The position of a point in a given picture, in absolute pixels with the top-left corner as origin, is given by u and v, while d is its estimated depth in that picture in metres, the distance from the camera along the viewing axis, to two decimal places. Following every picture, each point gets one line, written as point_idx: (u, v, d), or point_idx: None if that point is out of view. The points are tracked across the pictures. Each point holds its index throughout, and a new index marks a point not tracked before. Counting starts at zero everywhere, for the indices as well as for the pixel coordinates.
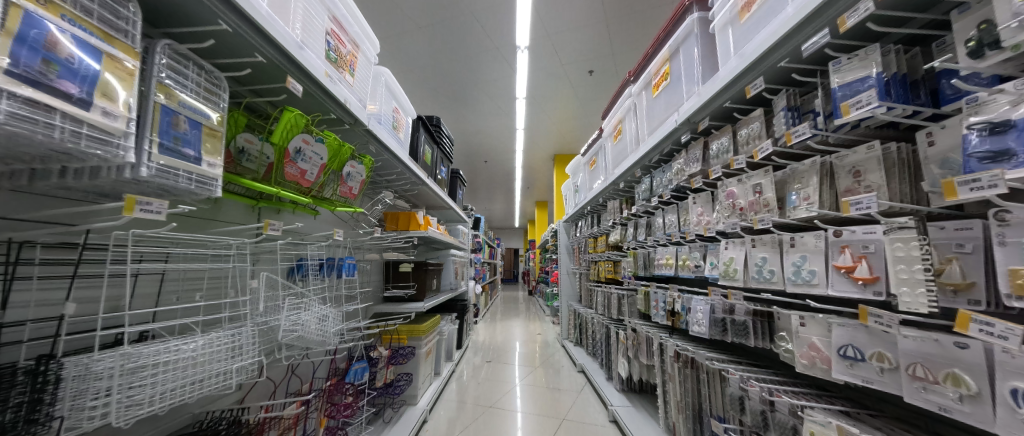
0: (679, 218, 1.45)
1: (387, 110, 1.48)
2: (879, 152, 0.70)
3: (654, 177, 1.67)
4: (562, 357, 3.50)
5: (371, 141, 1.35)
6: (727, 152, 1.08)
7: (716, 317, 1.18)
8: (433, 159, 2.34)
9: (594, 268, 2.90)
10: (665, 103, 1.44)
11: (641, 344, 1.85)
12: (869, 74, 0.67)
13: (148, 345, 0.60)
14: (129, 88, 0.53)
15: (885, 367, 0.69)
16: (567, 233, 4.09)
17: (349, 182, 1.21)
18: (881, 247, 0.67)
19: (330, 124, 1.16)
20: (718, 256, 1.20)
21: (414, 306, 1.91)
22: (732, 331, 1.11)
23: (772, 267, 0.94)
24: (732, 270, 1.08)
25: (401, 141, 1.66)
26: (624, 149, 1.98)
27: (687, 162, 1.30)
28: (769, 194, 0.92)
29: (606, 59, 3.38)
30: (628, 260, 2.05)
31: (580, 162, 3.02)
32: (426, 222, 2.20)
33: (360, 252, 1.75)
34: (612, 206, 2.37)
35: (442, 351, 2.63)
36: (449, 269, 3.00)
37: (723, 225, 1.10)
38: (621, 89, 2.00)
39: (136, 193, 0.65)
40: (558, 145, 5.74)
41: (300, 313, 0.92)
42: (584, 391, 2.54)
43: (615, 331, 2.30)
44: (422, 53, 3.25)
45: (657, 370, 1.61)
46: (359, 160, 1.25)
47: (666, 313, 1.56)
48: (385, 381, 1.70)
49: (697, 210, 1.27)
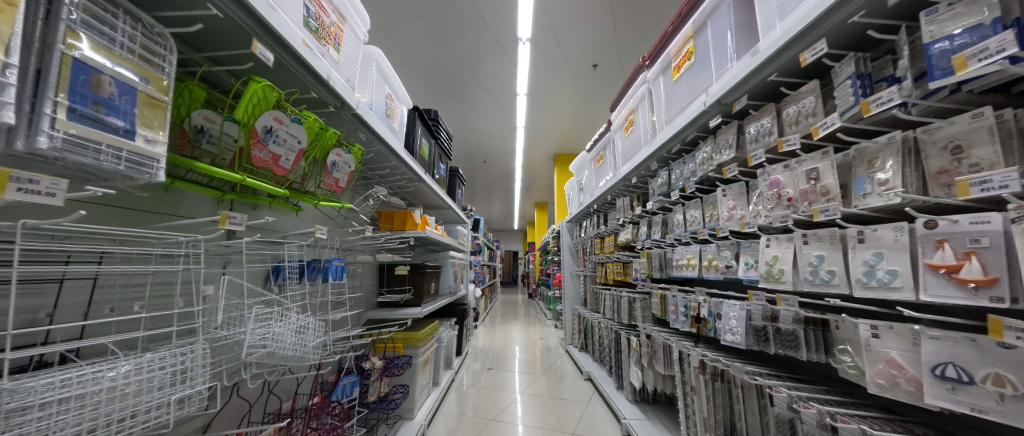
0: (704, 213, 1.31)
1: (379, 97, 1.34)
2: (990, 121, 0.55)
3: (673, 170, 1.53)
4: (566, 363, 3.34)
5: (361, 129, 1.21)
6: (769, 135, 0.94)
7: (754, 325, 1.03)
8: (431, 154, 2.20)
9: (601, 270, 2.74)
10: (687, 85, 1.29)
11: (657, 353, 1.69)
12: (986, 20, 0.52)
13: (39, 377, 0.42)
14: (8, 22, 0.38)
15: (1005, 394, 0.54)
16: (570, 234, 3.94)
17: (335, 173, 1.06)
18: (1001, 240, 0.53)
19: (311, 105, 1.02)
20: (755, 256, 1.06)
21: (411, 312, 1.78)
22: (776, 342, 0.96)
23: (832, 267, 0.80)
24: (776, 271, 0.93)
25: (396, 132, 1.52)
26: (636, 141, 1.84)
27: (715, 150, 1.16)
28: (829, 180, 0.78)
29: (611, 52, 3.26)
30: (641, 261, 1.90)
31: (585, 158, 2.88)
32: (423, 222, 2.05)
33: (350, 254, 1.59)
34: (622, 204, 2.22)
35: (441, 358, 2.47)
36: (448, 272, 2.85)
37: (765, 219, 0.96)
38: (633, 76, 1.86)
39: (49, 174, 0.50)
40: (559, 144, 5.60)
41: (270, 324, 0.76)
42: (593, 401, 2.37)
43: (626, 337, 2.14)
44: (419, 45, 3.11)
45: (678, 383, 1.45)
46: (347, 148, 1.10)
47: (688, 319, 1.40)
48: (378, 395, 1.54)
49: (729, 204, 1.13)
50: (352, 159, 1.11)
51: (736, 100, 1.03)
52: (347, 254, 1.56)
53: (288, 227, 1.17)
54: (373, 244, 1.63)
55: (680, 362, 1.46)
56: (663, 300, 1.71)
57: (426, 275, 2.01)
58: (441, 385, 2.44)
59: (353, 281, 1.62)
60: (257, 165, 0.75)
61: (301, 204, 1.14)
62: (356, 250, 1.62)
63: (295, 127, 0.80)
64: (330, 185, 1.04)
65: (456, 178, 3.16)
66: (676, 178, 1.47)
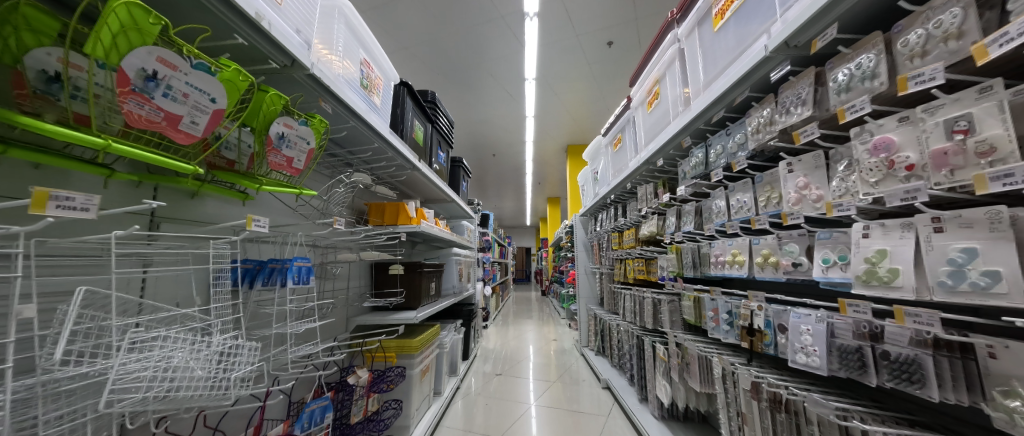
0: (757, 197, 1.02)
1: (351, 61, 1.11)
2: None
3: (709, 145, 1.24)
4: (582, 368, 3.08)
5: (325, 98, 0.99)
6: (873, 77, 0.65)
7: (843, 345, 0.75)
8: (428, 139, 1.97)
9: (620, 268, 2.47)
10: (736, 31, 1.01)
11: (692, 367, 1.42)
12: None
13: None
14: None
15: None
16: (584, 228, 3.66)
17: (286, 150, 0.85)
18: None
19: (248, 59, 0.80)
20: (842, 250, 0.77)
21: (405, 318, 1.60)
22: (882, 372, 0.68)
23: (993, 268, 0.51)
24: (883, 271, 0.65)
25: (376, 108, 1.30)
26: (663, 116, 1.56)
27: (779, 110, 0.87)
28: (995, 131, 0.49)
29: (627, 26, 2.93)
30: (669, 258, 1.62)
31: (600, 143, 2.59)
32: (418, 215, 1.82)
33: (330, 252, 1.39)
34: (644, 192, 1.94)
35: (444, 365, 2.26)
36: (451, 271, 2.63)
37: (864, 199, 0.68)
38: (659, 38, 1.57)
39: None
40: (571, 134, 5.30)
41: (151, 355, 0.54)
42: (612, 414, 2.12)
43: (651, 346, 1.87)
44: (417, 26, 2.89)
45: (721, 407, 1.18)
46: (304, 120, 0.89)
47: (736, 330, 1.12)
48: (365, 415, 1.35)
49: (799, 182, 0.84)
50: (311, 132, 0.90)
51: (818, 34, 0.75)
52: (322, 252, 1.35)
53: (227, 219, 0.96)
54: (355, 240, 1.42)
55: (724, 382, 1.18)
56: (699, 304, 1.43)
57: (422, 275, 1.80)
58: (443, 394, 2.23)
59: (332, 283, 1.41)
60: (135, 125, 0.54)
61: (240, 191, 0.93)
62: (336, 246, 1.41)
63: (200, 76, 0.59)
64: (276, 165, 0.84)
65: (458, 168, 2.94)
66: (715, 155, 1.19)
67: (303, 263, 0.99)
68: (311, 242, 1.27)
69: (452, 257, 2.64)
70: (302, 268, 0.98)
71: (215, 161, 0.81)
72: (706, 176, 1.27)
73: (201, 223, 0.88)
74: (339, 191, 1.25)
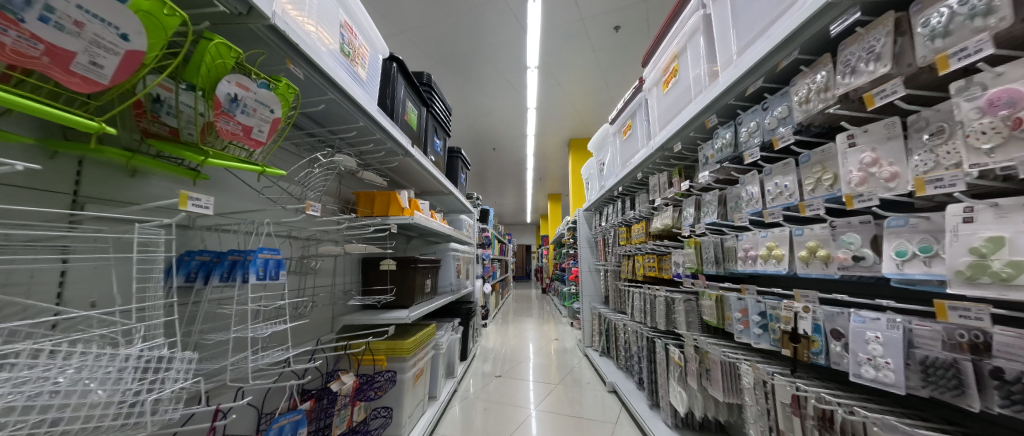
0: (802, 179, 0.87)
1: (327, 21, 0.96)
2: None
3: (739, 123, 1.09)
4: (585, 369, 2.94)
5: (294, 59, 0.84)
6: (989, 13, 0.50)
7: (928, 359, 0.60)
8: (422, 124, 1.82)
9: (627, 264, 2.32)
10: None
11: (714, 373, 1.28)
12: None
13: None
14: None
15: None
16: (588, 223, 3.51)
17: (241, 117, 0.70)
18: None
19: (187, 0, 0.64)
20: (924, 240, 0.62)
21: (396, 317, 1.46)
22: (990, 394, 0.53)
23: None
24: (999, 265, 0.50)
25: (361, 81, 1.15)
26: (681, 95, 1.40)
27: (841, 70, 0.72)
28: None
29: (635, 9, 2.76)
30: (687, 253, 1.47)
31: (607, 132, 2.43)
32: (411, 207, 1.68)
33: (312, 244, 1.25)
34: (657, 183, 1.79)
35: (440, 367, 2.12)
36: (450, 267, 2.48)
37: (969, 173, 0.52)
38: (678, 7, 1.41)
39: None
40: (573, 127, 5.14)
41: (21, 376, 0.38)
42: (620, 421, 1.98)
43: (664, 349, 1.72)
44: (413, 9, 2.72)
45: (752, 421, 1.04)
46: (267, 82, 0.74)
47: (773, 335, 0.97)
48: (351, 424, 1.24)
49: (865, 157, 0.69)
50: (276, 97, 0.75)
51: None
52: (300, 244, 1.20)
53: (162, 196, 0.80)
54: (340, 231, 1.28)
55: (757, 393, 1.03)
56: (722, 304, 1.29)
57: (416, 271, 1.69)
58: (439, 398, 2.09)
59: (314, 279, 1.27)
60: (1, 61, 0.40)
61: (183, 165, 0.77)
62: (318, 238, 1.27)
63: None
64: (228, 133, 0.69)
65: (456, 159, 2.78)
66: (746, 134, 1.03)
67: (268, 255, 0.85)
68: (288, 232, 1.12)
69: (450, 252, 2.49)
70: (265, 262, 0.84)
71: (154, 128, 0.67)
72: (735, 160, 1.12)
73: (127, 201, 0.73)
74: (317, 174, 1.10)
